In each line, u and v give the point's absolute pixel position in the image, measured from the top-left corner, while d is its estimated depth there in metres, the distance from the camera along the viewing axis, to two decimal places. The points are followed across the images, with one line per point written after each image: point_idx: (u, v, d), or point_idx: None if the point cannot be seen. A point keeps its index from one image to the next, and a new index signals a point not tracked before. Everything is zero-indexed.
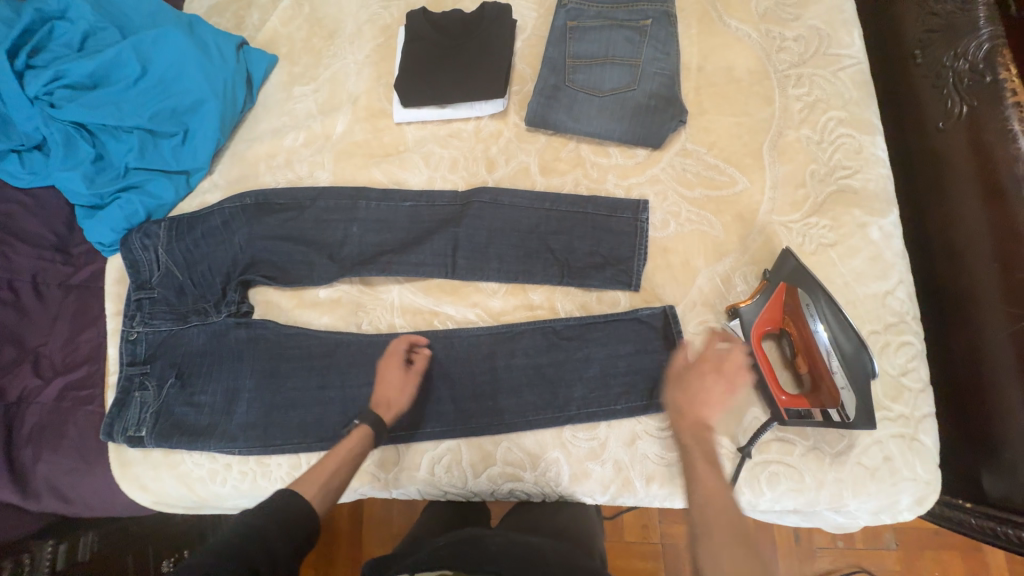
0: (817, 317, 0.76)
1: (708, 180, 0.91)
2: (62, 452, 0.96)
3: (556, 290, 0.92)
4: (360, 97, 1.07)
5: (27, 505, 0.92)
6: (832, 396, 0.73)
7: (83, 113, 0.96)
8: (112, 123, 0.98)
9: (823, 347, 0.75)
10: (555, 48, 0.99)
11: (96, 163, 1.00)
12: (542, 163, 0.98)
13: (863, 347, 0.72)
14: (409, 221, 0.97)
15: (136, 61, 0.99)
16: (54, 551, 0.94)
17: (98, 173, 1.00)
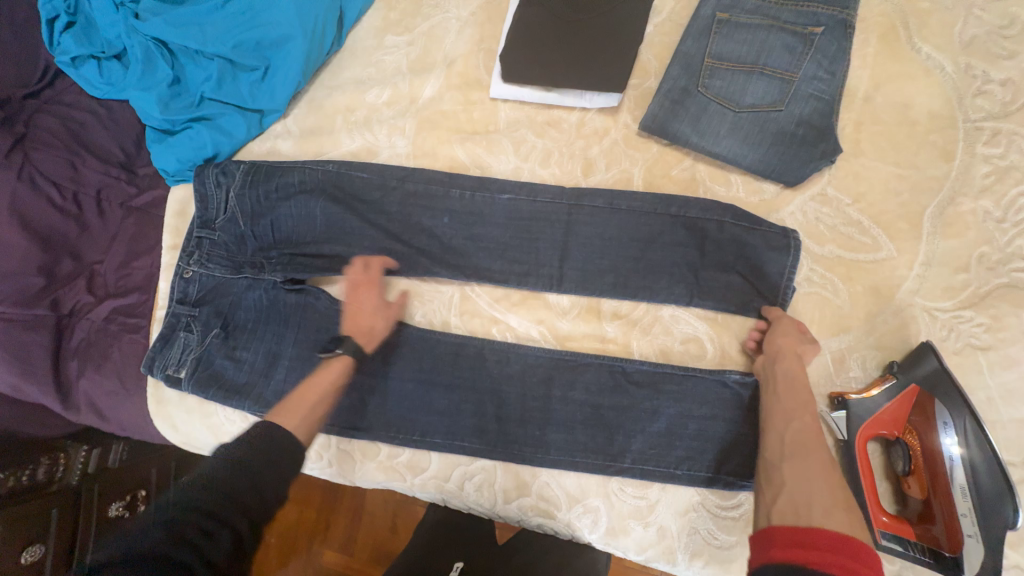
0: (953, 441, 0.63)
1: (845, 238, 0.77)
2: (103, 373, 0.95)
3: (634, 327, 0.82)
4: (457, 60, 0.95)
5: (66, 414, 0.94)
6: (951, 539, 0.61)
7: (167, 30, 0.89)
8: (194, 45, 0.90)
9: (954, 479, 0.62)
10: (694, 41, 0.83)
11: (172, 86, 0.93)
12: (648, 177, 0.86)
13: (1004, 487, 0.60)
14: (505, 217, 0.88)
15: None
16: (87, 455, 0.95)
17: (173, 97, 0.93)
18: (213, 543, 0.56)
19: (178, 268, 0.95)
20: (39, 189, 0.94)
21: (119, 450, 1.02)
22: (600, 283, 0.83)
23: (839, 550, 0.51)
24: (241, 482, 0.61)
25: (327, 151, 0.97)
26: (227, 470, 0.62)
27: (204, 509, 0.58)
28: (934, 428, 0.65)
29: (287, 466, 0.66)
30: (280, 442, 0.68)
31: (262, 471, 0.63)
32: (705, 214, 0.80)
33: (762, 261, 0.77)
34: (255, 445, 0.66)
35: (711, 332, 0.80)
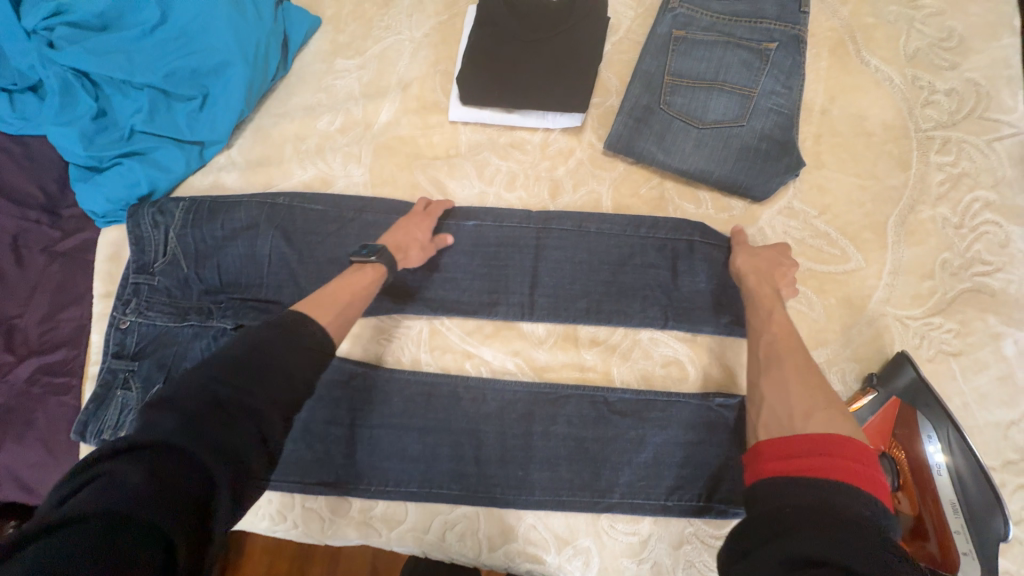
0: (937, 452, 0.63)
1: (815, 250, 0.76)
2: (27, 443, 0.85)
3: (614, 353, 0.79)
4: (412, 83, 0.91)
5: None
6: (947, 557, 0.60)
7: (88, 60, 0.81)
8: (119, 76, 0.82)
9: (942, 492, 0.62)
10: (653, 59, 0.83)
11: (96, 120, 0.84)
12: (617, 197, 0.84)
13: (993, 497, 0.60)
14: (472, 243, 0.84)
15: (156, 5, 0.83)
16: None
17: (98, 132, 0.85)
18: (238, 419, 0.52)
19: (112, 320, 0.87)
20: None
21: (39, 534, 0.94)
22: (575, 308, 0.80)
23: (826, 453, 0.49)
24: (255, 368, 0.56)
25: (277, 184, 0.91)
26: (237, 355, 0.56)
27: (210, 387, 0.53)
28: (918, 438, 0.65)
29: (303, 352, 0.60)
30: (300, 335, 0.60)
31: (273, 361, 0.57)
32: (676, 234, 0.79)
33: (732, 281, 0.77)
34: (258, 338, 0.59)
35: (692, 354, 0.77)
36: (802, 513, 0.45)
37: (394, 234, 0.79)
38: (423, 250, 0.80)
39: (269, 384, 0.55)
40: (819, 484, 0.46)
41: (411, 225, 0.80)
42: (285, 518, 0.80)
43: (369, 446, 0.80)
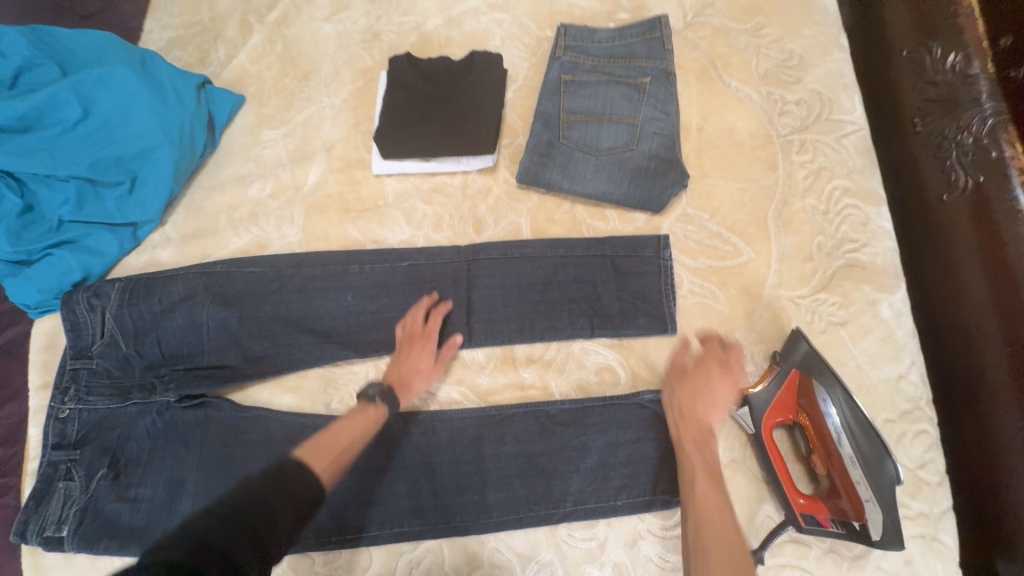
0: (832, 413, 0.70)
1: (712, 249, 0.86)
2: None
3: (550, 368, 0.84)
4: (336, 144, 0.98)
5: None
6: (855, 507, 0.67)
7: (9, 160, 0.83)
8: (43, 171, 0.85)
9: (842, 450, 0.69)
10: (548, 101, 0.93)
11: (21, 215, 0.86)
12: (535, 225, 0.92)
13: (886, 452, 0.66)
14: (408, 283, 0.90)
15: (75, 101, 0.86)
16: None
17: (26, 226, 0.87)
18: (239, 540, 0.52)
19: (51, 408, 0.86)
20: None
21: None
22: (509, 331, 0.86)
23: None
24: (252, 519, 0.54)
25: (213, 253, 0.94)
26: (228, 509, 0.54)
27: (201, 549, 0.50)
28: (821, 407, 0.72)
29: (290, 503, 0.58)
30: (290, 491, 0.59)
31: (263, 509, 0.56)
32: (591, 252, 0.88)
33: (644, 286, 0.85)
34: (257, 488, 0.57)
35: (620, 358, 0.83)
36: None
37: (399, 368, 0.83)
38: (427, 374, 0.83)
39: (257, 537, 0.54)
40: None
41: (414, 354, 0.84)
42: None
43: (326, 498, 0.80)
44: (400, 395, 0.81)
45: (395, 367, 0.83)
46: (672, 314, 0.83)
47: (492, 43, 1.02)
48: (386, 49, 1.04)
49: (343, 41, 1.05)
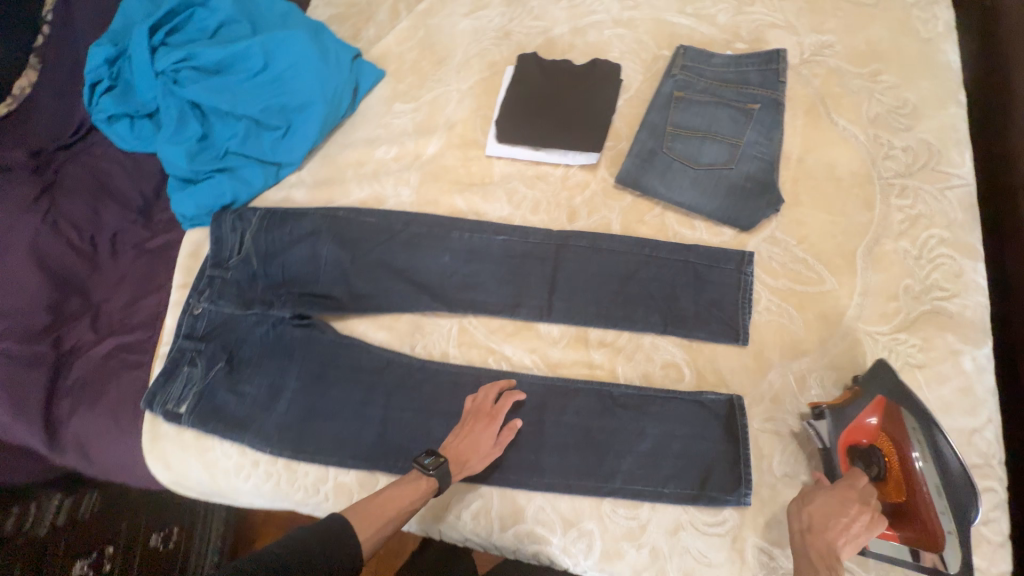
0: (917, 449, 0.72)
1: (795, 273, 0.89)
2: (97, 411, 1.01)
3: (619, 354, 0.90)
4: (457, 124, 1.10)
5: (51, 456, 0.98)
6: (926, 536, 0.70)
7: (202, 95, 1.01)
8: (225, 108, 1.03)
9: (919, 483, 0.71)
10: (657, 113, 1.01)
11: (200, 141, 1.04)
12: (625, 223, 0.98)
13: (972, 486, 0.69)
14: (500, 255, 1.00)
15: (259, 54, 1.02)
16: (60, 503, 1.07)
17: (200, 150, 1.04)
18: None
19: (189, 304, 1.00)
20: (63, 233, 1.01)
21: (91, 501, 1.13)
22: (586, 314, 0.93)
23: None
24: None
25: (337, 199, 1.08)
26: (279, 559, 0.60)
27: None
28: (908, 439, 0.73)
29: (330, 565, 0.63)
30: (330, 550, 0.64)
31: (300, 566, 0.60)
32: (674, 257, 0.93)
33: (720, 296, 0.90)
34: (305, 547, 0.62)
35: (687, 358, 0.88)
36: None
37: (459, 442, 0.82)
38: (485, 456, 0.81)
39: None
40: None
41: (476, 435, 0.82)
42: (318, 489, 0.89)
43: (399, 428, 0.90)
44: (454, 466, 0.80)
45: (457, 441, 0.82)
46: (745, 327, 0.87)
47: (610, 55, 1.11)
48: (513, 48, 1.15)
49: (476, 37, 1.18)
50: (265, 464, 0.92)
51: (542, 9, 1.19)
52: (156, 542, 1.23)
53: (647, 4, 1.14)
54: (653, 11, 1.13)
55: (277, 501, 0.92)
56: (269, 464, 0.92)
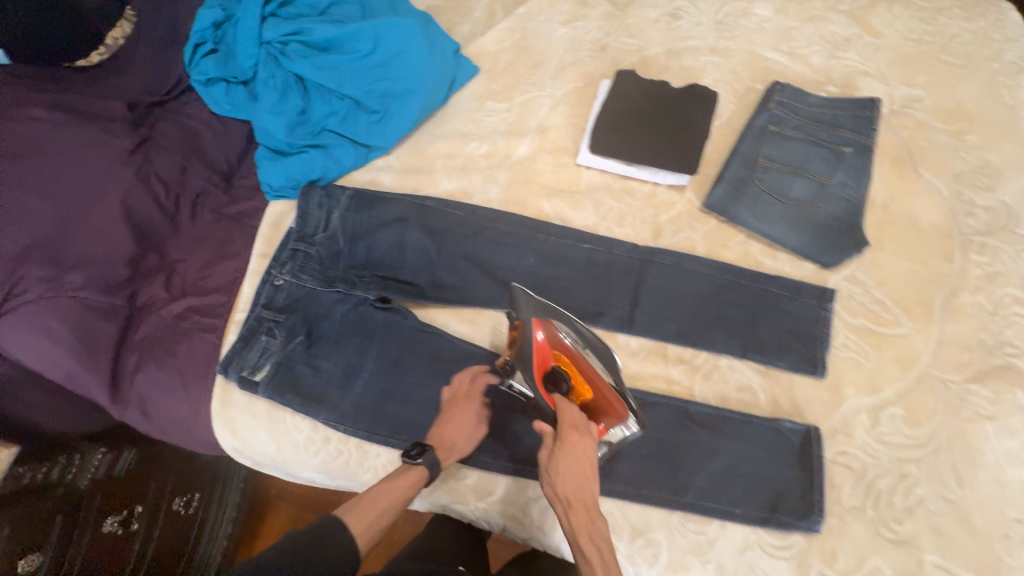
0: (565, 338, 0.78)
1: (874, 314, 0.92)
2: (163, 369, 1.00)
3: (697, 373, 0.92)
4: (549, 130, 1.12)
5: (112, 409, 0.98)
6: (616, 415, 0.76)
7: (309, 71, 1.03)
8: (329, 87, 1.04)
9: (585, 363, 0.77)
10: (750, 144, 1.04)
11: (299, 115, 1.06)
12: (709, 246, 1.01)
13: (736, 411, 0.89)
14: (583, 262, 1.02)
15: (370, 37, 1.03)
16: (100, 459, 1.08)
17: (298, 124, 1.06)
18: None
19: (268, 275, 1.02)
20: (151, 187, 1.01)
21: (125, 459, 1.13)
22: (665, 331, 0.95)
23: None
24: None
25: (425, 188, 1.09)
26: (285, 558, 0.64)
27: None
28: (557, 325, 0.78)
29: (333, 559, 0.67)
30: (326, 544, 0.68)
31: (302, 562, 0.64)
32: (756, 284, 0.96)
33: (798, 328, 0.93)
34: (307, 544, 0.67)
35: (763, 383, 0.90)
36: None
37: (564, 460, 0.74)
38: (590, 474, 0.74)
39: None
40: None
41: (577, 454, 0.74)
42: (389, 473, 0.90)
43: None
44: (444, 455, 0.83)
45: (563, 460, 0.74)
46: (822, 361, 0.90)
47: (704, 82, 1.14)
48: (608, 62, 1.18)
49: (573, 46, 1.20)
50: (336, 442, 0.92)
51: (638, 27, 1.22)
52: (179, 507, 1.23)
53: (743, 37, 1.18)
54: (748, 44, 1.17)
55: (344, 480, 0.93)
56: (340, 442, 0.92)
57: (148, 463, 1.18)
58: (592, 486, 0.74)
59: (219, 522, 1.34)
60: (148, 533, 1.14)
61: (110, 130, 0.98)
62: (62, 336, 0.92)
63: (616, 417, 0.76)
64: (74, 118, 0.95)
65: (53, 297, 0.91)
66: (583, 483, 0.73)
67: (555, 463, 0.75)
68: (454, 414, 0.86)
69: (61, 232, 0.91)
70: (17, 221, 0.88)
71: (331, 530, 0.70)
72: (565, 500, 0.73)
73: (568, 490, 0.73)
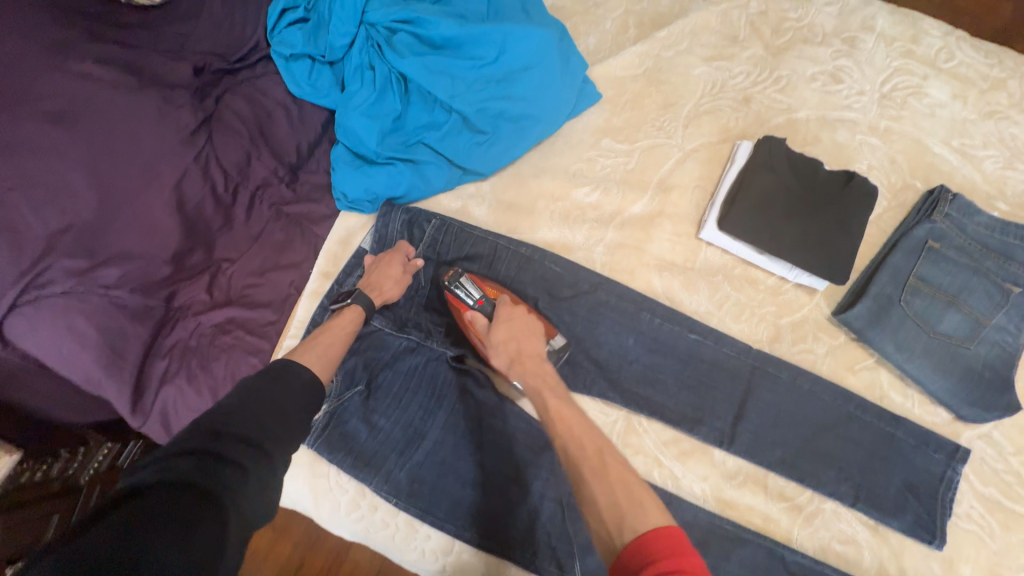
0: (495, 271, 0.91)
1: (1008, 486, 0.82)
2: (193, 385, 0.84)
3: (799, 514, 0.82)
4: (673, 188, 0.97)
5: (130, 420, 0.80)
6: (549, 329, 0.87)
7: (417, 70, 0.90)
8: (436, 94, 0.91)
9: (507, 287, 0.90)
10: (902, 256, 0.89)
11: (394, 121, 0.93)
12: (833, 368, 0.89)
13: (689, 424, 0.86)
14: (686, 353, 0.89)
15: (496, 44, 0.91)
16: (105, 454, 0.93)
17: (392, 131, 0.93)
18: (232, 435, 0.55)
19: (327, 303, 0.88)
20: (210, 175, 0.86)
21: (132, 449, 0.99)
22: (770, 456, 0.84)
23: (679, 554, 0.51)
24: (263, 406, 0.60)
25: (521, 231, 0.95)
26: (239, 401, 0.59)
27: (217, 436, 0.54)
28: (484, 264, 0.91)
29: (296, 391, 0.65)
30: (285, 379, 0.65)
31: (266, 399, 0.61)
32: (879, 422, 0.85)
33: (918, 482, 0.82)
34: (262, 385, 0.62)
35: (871, 541, 0.81)
36: None
37: (512, 317, 0.83)
38: (534, 332, 0.83)
39: (269, 420, 0.59)
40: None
41: (519, 317, 0.83)
42: (438, 559, 0.81)
43: (542, 519, 0.80)
44: (371, 296, 0.84)
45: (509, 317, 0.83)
46: (941, 532, 0.79)
47: (856, 167, 0.99)
48: (751, 119, 1.02)
49: (713, 90, 1.04)
50: (383, 512, 0.82)
51: (791, 82, 1.04)
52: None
53: (910, 120, 1.01)
54: (915, 130, 1.01)
55: (385, 550, 0.84)
56: (387, 513, 0.82)
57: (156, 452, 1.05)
58: (536, 343, 0.82)
59: None
60: None
61: (172, 99, 0.83)
62: (86, 338, 0.77)
63: (550, 331, 0.86)
64: (132, 79, 0.79)
65: (82, 291, 0.76)
66: (532, 341, 0.81)
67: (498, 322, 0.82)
68: (377, 266, 0.87)
69: (102, 217, 0.76)
70: (51, 199, 0.73)
71: (284, 370, 0.67)
72: (511, 357, 0.81)
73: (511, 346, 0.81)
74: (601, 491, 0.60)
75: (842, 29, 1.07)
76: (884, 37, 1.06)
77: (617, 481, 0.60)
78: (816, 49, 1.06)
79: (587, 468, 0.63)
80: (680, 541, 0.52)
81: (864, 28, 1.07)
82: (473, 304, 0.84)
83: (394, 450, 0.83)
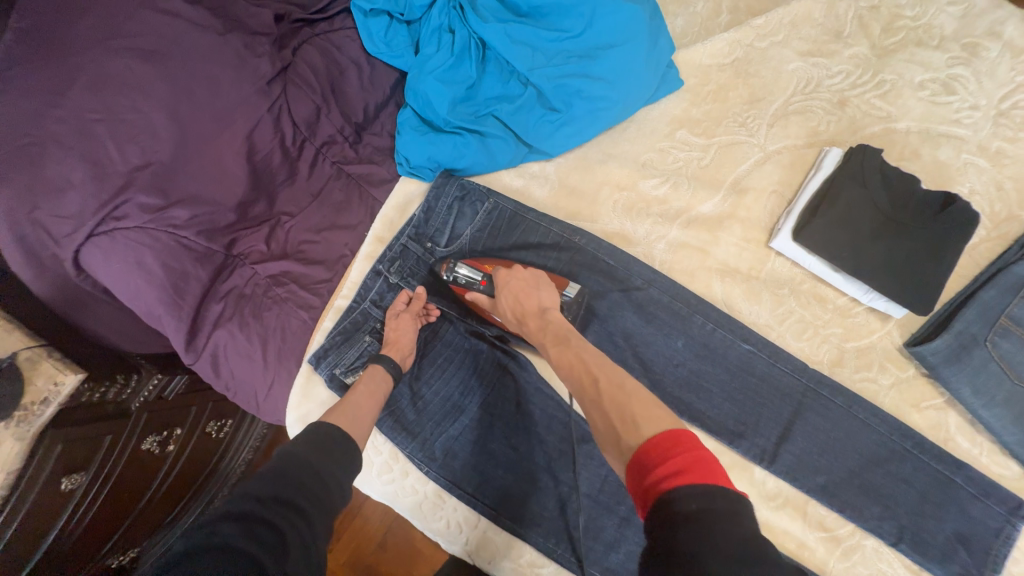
0: (527, 229, 0.89)
1: None
2: (245, 331, 0.84)
3: (837, 546, 0.79)
4: (747, 190, 0.91)
5: (184, 356, 0.81)
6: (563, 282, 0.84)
7: (497, 37, 0.88)
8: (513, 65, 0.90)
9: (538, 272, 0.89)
10: (994, 293, 0.82)
11: (466, 90, 0.92)
12: (897, 403, 0.83)
13: (726, 433, 0.83)
14: (737, 364, 0.84)
15: (584, 18, 0.88)
16: (153, 387, 0.88)
17: (463, 101, 0.92)
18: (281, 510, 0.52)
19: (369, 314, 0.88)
20: (280, 126, 0.86)
21: (178, 382, 0.93)
22: (812, 481, 0.81)
23: (679, 453, 0.51)
24: (309, 482, 0.56)
25: (581, 218, 0.93)
26: (297, 478, 0.55)
27: (276, 502, 0.52)
28: (521, 220, 0.90)
29: (338, 464, 0.61)
30: (315, 471, 0.58)
31: (314, 470, 0.58)
32: (937, 465, 0.79)
33: (971, 533, 0.77)
34: (306, 454, 0.59)
35: None
36: (714, 509, 0.45)
37: (516, 280, 0.81)
38: (544, 284, 0.81)
39: (315, 491, 0.56)
40: (717, 496, 0.46)
41: (527, 275, 0.82)
42: (462, 532, 0.82)
43: (568, 510, 0.79)
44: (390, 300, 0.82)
45: (513, 277, 0.81)
46: None
47: (957, 189, 0.90)
48: (844, 124, 0.94)
49: (806, 88, 0.96)
50: (414, 479, 0.84)
51: (895, 87, 0.95)
52: (213, 431, 1.03)
53: None
54: None
55: (411, 515, 0.86)
56: (418, 480, 0.83)
57: (202, 389, 0.98)
58: (539, 296, 0.79)
59: (230, 459, 1.11)
60: (178, 454, 0.95)
61: (252, 45, 0.83)
62: (151, 274, 0.77)
63: (561, 282, 0.84)
64: (217, 22, 0.80)
65: (152, 229, 0.77)
66: (535, 295, 0.79)
67: (498, 288, 0.81)
68: (426, 235, 0.90)
69: (178, 158, 0.78)
70: (133, 135, 0.74)
71: (320, 434, 0.63)
72: (517, 316, 0.78)
73: (515, 308, 0.79)
74: (600, 419, 0.61)
75: (963, 33, 0.96)
76: (1012, 46, 0.94)
77: (613, 405, 0.61)
78: (930, 54, 0.96)
79: (587, 399, 0.65)
80: (680, 440, 0.52)
81: (989, 35, 0.95)
82: (476, 284, 0.84)
83: (431, 423, 0.83)
